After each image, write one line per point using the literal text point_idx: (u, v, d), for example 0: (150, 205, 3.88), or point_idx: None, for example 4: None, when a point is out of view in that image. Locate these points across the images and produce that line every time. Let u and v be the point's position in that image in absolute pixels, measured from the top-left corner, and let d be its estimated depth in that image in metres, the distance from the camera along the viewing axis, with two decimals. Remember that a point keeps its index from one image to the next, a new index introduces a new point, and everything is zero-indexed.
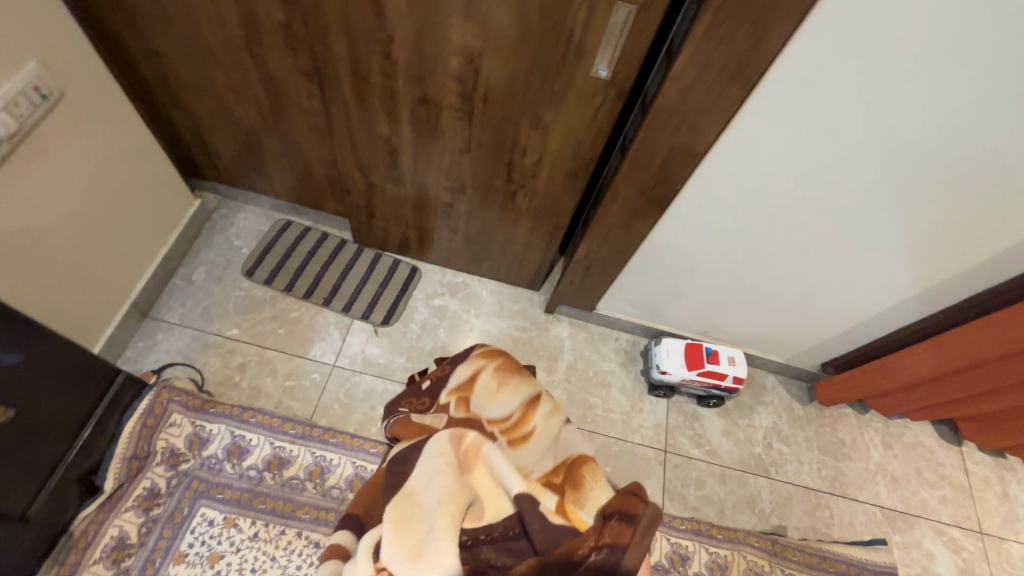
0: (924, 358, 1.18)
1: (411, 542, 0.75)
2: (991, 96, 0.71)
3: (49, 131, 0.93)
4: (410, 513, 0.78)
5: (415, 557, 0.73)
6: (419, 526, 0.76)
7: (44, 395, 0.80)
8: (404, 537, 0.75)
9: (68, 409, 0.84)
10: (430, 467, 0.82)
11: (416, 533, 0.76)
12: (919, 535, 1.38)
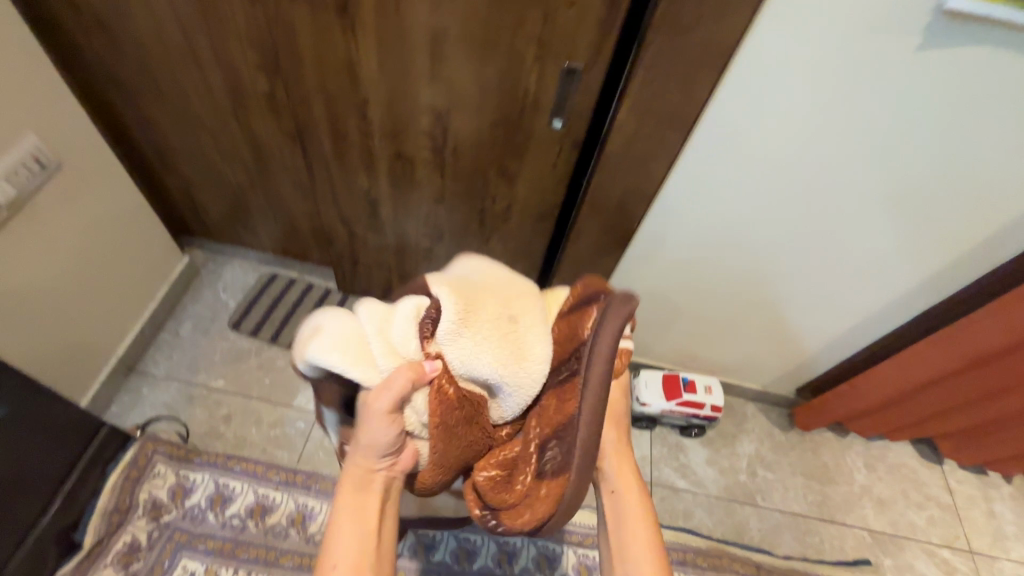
0: (894, 375, 1.21)
1: (491, 329, 0.61)
2: (897, 131, 0.80)
3: (46, 197, 0.99)
4: (486, 304, 0.62)
5: (494, 348, 0.61)
6: (497, 314, 0.62)
7: (25, 450, 0.82)
8: (477, 323, 0.61)
9: (50, 462, 0.86)
10: (485, 270, 0.69)
11: (496, 325, 0.62)
12: (911, 558, 1.38)
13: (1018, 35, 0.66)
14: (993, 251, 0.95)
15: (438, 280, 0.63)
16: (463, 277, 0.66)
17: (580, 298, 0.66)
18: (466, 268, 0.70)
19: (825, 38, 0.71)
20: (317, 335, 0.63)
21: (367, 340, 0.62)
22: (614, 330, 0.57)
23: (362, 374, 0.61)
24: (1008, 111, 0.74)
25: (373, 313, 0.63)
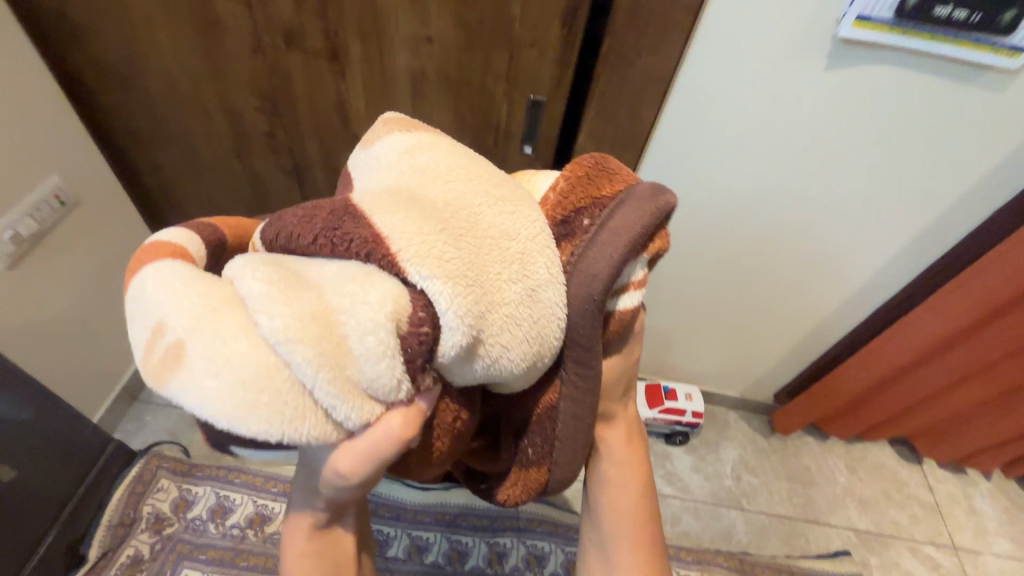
0: (860, 372, 1.28)
1: (514, 331, 0.39)
2: (822, 144, 0.91)
3: (64, 233, 1.08)
4: (498, 290, 0.38)
5: (521, 352, 0.41)
6: (520, 301, 0.39)
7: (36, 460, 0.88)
8: (496, 319, 0.38)
9: (58, 475, 0.92)
10: (466, 184, 0.40)
11: (519, 325, 0.39)
12: (896, 555, 1.41)
13: (908, 59, 0.78)
14: (926, 249, 1.04)
15: (418, 263, 0.34)
16: (453, 235, 0.37)
17: (575, 197, 0.45)
18: (434, 183, 0.39)
19: (748, 66, 0.83)
20: (201, 390, 0.33)
21: (305, 389, 0.34)
22: (618, 257, 0.42)
23: (317, 432, 0.35)
24: (915, 124, 0.85)
25: (289, 339, 0.32)
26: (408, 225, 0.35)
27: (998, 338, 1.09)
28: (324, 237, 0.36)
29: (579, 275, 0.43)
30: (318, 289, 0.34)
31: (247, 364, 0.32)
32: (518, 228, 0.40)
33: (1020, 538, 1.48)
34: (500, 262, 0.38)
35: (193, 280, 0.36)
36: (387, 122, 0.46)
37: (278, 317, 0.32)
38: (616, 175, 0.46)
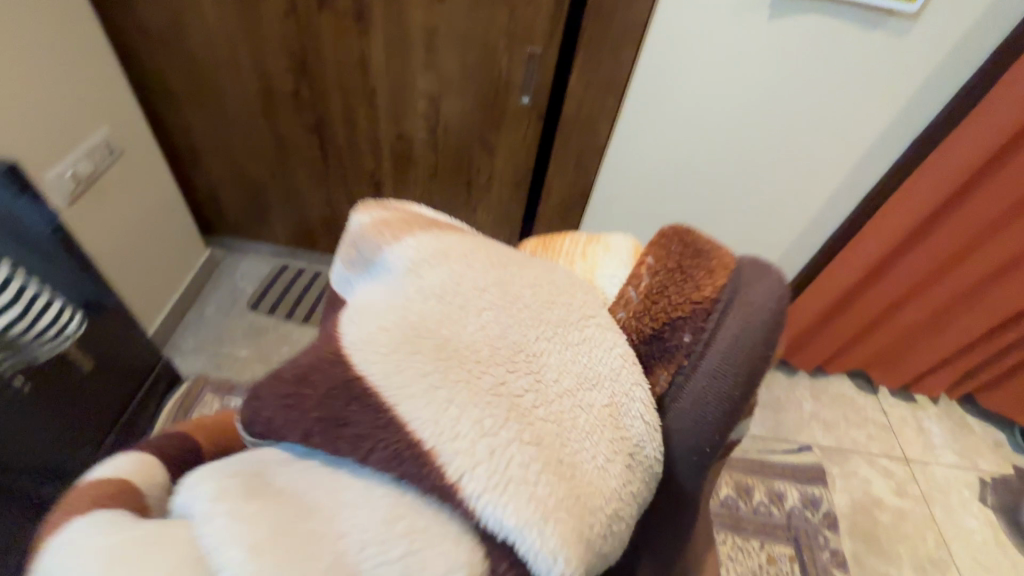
0: (815, 300, 1.46)
1: (619, 513, 0.40)
2: (770, 85, 1.10)
3: (111, 180, 1.21)
4: (587, 484, 0.37)
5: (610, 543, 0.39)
6: (619, 481, 0.39)
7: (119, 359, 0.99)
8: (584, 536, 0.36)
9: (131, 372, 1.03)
10: (511, 316, 0.40)
11: (621, 507, 0.39)
12: (856, 466, 1.58)
13: (833, 6, 0.97)
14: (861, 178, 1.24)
15: (488, 498, 0.33)
16: (531, 441, 0.35)
17: (664, 307, 0.44)
18: (455, 324, 0.38)
19: (707, 14, 1.01)
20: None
21: None
22: (724, 397, 0.41)
23: None
24: (842, 65, 1.04)
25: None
26: (462, 425, 0.34)
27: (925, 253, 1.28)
28: (348, 444, 0.35)
29: (683, 410, 0.43)
30: (324, 565, 0.30)
31: None
32: (598, 372, 0.41)
33: (964, 453, 1.66)
34: (585, 466, 0.38)
35: (123, 567, 0.31)
36: (381, 226, 0.47)
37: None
38: (709, 268, 0.44)
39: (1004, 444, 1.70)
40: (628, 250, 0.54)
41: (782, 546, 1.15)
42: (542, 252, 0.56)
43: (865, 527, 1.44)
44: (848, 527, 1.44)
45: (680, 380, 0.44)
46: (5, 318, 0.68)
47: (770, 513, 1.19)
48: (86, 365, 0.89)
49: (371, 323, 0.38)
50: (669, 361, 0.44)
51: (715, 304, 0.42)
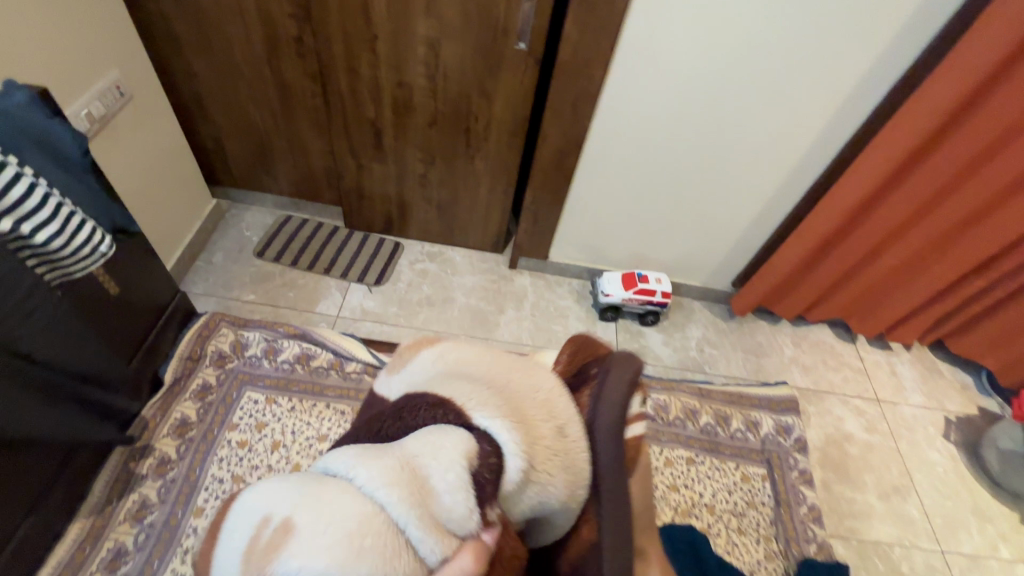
0: (796, 249, 1.52)
1: (554, 460, 0.62)
2: (757, 30, 1.15)
3: (122, 122, 1.26)
4: (535, 427, 0.63)
5: (553, 474, 0.62)
6: (552, 438, 0.63)
7: (142, 285, 1.06)
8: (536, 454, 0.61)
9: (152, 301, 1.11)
10: (496, 363, 0.71)
11: (555, 454, 0.63)
12: (830, 405, 1.69)
13: None
14: (843, 124, 1.30)
15: (480, 407, 0.63)
16: (498, 398, 0.64)
17: (583, 367, 0.74)
18: (468, 366, 0.71)
19: None
20: (312, 544, 0.50)
21: (399, 527, 0.52)
22: (618, 403, 0.67)
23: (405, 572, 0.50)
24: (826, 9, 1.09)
25: (385, 489, 0.54)
26: (468, 390, 0.65)
27: (900, 199, 1.35)
28: (405, 411, 0.66)
29: (595, 414, 0.67)
30: (397, 453, 0.58)
31: (355, 512, 0.52)
32: (541, 387, 0.68)
33: (932, 395, 1.77)
34: (532, 415, 0.65)
35: (293, 477, 0.57)
36: (414, 346, 0.79)
37: (377, 478, 0.54)
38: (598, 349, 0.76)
39: (971, 388, 1.81)
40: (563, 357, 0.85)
41: (754, 467, 1.25)
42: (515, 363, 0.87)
43: (835, 459, 1.56)
44: (818, 458, 1.55)
45: (591, 401, 0.69)
46: (44, 233, 0.73)
47: (745, 438, 1.29)
48: (113, 288, 0.97)
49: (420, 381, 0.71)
50: (586, 390, 0.70)
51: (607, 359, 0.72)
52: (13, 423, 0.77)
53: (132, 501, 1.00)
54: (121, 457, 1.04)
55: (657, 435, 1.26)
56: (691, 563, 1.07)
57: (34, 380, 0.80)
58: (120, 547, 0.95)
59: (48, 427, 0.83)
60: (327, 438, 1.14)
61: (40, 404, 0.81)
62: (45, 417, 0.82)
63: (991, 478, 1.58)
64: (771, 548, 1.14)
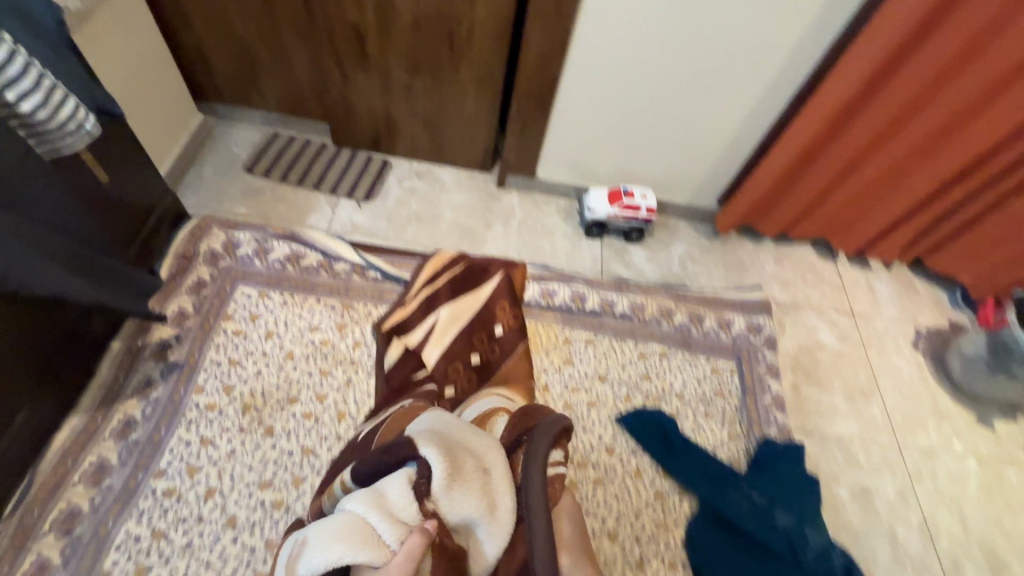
0: (779, 161, 1.54)
1: (472, 494, 0.66)
2: None
3: (103, 20, 1.24)
4: (462, 462, 0.69)
5: (472, 500, 0.66)
6: (473, 476, 0.68)
7: (130, 179, 1.09)
8: (457, 482, 0.66)
9: (142, 197, 1.14)
10: (449, 421, 0.78)
11: (473, 483, 0.67)
12: (806, 317, 1.75)
13: None
14: (828, 24, 1.29)
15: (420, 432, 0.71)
16: (432, 432, 0.72)
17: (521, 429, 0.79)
18: (434, 420, 0.79)
19: None
20: (314, 541, 0.62)
21: (365, 519, 0.63)
22: (539, 468, 0.68)
23: (373, 553, 0.60)
24: None
25: (356, 497, 0.65)
26: (424, 429, 0.75)
27: (883, 105, 1.36)
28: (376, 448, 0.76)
29: (528, 476, 0.68)
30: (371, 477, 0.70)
31: (339, 515, 0.64)
32: (474, 442, 0.73)
33: (906, 309, 1.84)
34: (462, 454, 0.70)
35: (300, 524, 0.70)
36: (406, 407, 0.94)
37: (351, 494, 0.67)
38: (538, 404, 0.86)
39: (944, 302, 1.87)
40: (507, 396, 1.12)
41: (724, 361, 1.32)
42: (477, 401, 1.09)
43: (806, 364, 1.63)
44: (791, 363, 1.62)
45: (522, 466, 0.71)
46: (28, 103, 0.75)
47: (717, 336, 1.35)
48: (104, 177, 1.01)
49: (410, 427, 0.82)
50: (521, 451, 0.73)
51: (546, 427, 0.74)
52: (37, 278, 0.81)
53: (138, 379, 1.07)
54: (131, 329, 1.12)
55: (632, 332, 1.33)
56: (658, 438, 1.16)
57: (54, 245, 0.84)
58: (129, 418, 1.03)
59: (74, 289, 0.88)
60: (318, 328, 1.20)
61: (61, 266, 0.85)
62: (68, 280, 0.86)
63: (953, 381, 1.67)
64: (734, 430, 1.22)
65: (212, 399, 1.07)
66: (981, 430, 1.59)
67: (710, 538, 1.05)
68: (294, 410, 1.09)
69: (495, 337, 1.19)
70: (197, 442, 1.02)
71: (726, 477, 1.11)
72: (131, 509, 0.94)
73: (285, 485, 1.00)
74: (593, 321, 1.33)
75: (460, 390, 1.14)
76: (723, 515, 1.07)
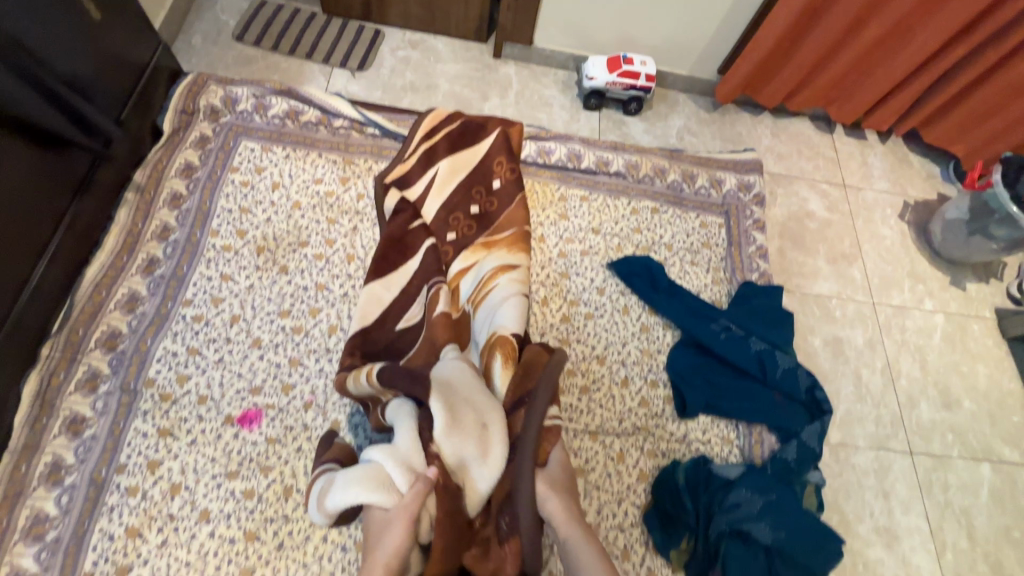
0: (781, 21, 1.49)
1: (469, 443, 0.86)
2: None
3: None
4: (464, 417, 0.87)
5: (466, 449, 0.86)
6: (473, 428, 0.87)
7: (120, 27, 1.09)
8: (461, 432, 0.86)
9: (135, 49, 1.14)
10: (463, 368, 0.96)
11: (471, 435, 0.87)
12: (798, 189, 1.78)
13: None
14: None
15: (437, 383, 0.90)
16: (441, 386, 0.90)
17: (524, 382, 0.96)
18: (450, 364, 0.97)
19: None
20: (339, 485, 0.84)
21: (381, 467, 0.85)
22: (535, 426, 0.87)
23: (387, 495, 0.82)
24: None
25: (373, 451, 0.87)
26: (439, 376, 0.93)
27: None
28: (400, 378, 0.92)
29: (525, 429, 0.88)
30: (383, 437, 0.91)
31: (361, 465, 0.86)
32: (478, 396, 0.92)
33: (897, 182, 1.87)
34: (464, 410, 0.88)
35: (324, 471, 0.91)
36: (432, 295, 1.08)
37: (369, 450, 0.88)
38: (540, 347, 1.02)
39: (936, 177, 1.90)
40: (508, 254, 1.17)
41: (713, 217, 1.38)
42: (484, 247, 1.19)
43: (793, 231, 1.70)
44: (778, 231, 1.68)
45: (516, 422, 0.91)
46: None
47: (708, 194, 1.40)
48: (93, 13, 1.01)
49: (450, 356, 1.00)
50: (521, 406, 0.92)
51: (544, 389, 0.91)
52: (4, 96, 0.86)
53: (155, 224, 1.14)
54: (141, 180, 1.17)
55: (626, 190, 1.37)
56: (646, 281, 1.25)
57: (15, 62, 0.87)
58: (152, 257, 1.11)
59: (34, 110, 0.92)
60: (323, 180, 1.25)
61: (29, 93, 0.90)
62: (36, 106, 0.92)
63: (933, 249, 1.75)
64: (718, 276, 1.31)
65: (228, 241, 1.15)
66: (953, 291, 1.69)
67: (689, 361, 1.17)
68: (305, 252, 1.16)
69: (493, 190, 1.25)
70: (218, 278, 1.11)
71: (707, 312, 1.21)
72: (166, 331, 1.04)
73: (303, 314, 1.10)
74: (588, 179, 1.37)
75: (461, 236, 1.21)
76: (702, 343, 1.18)
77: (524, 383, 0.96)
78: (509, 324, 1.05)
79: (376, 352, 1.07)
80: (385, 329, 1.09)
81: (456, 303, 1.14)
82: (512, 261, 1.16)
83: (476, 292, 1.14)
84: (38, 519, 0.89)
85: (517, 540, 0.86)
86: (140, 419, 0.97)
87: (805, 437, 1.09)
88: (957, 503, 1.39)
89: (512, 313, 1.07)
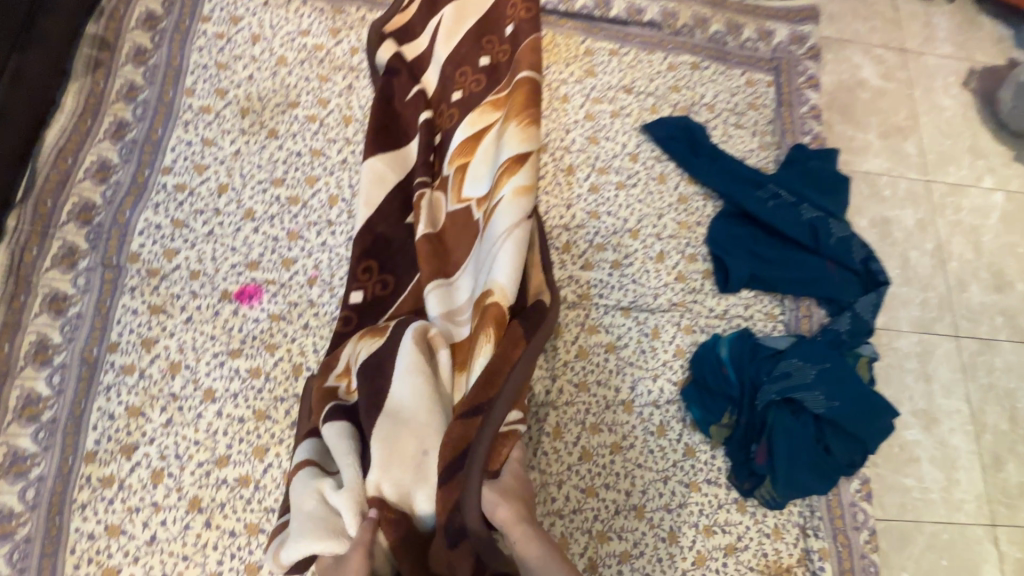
0: None
1: (412, 477, 0.72)
2: None
3: None
4: (405, 447, 0.72)
5: (407, 484, 0.71)
6: (417, 456, 0.73)
7: None
8: (397, 464, 0.71)
9: None
10: (419, 374, 0.76)
11: (413, 470, 0.72)
12: (850, 55, 1.56)
13: None
14: None
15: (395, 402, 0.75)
16: (388, 409, 0.75)
17: (493, 376, 0.76)
18: (402, 361, 0.77)
19: None
20: (288, 536, 0.68)
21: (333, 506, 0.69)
22: (486, 442, 0.72)
23: (342, 540, 0.67)
24: None
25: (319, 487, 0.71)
26: (392, 388, 0.76)
27: None
28: (363, 378, 0.78)
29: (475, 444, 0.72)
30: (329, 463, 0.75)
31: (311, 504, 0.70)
32: (427, 418, 0.75)
33: (963, 46, 1.64)
34: (406, 437, 0.73)
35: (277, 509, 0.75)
36: (422, 194, 0.93)
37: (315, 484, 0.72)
38: (519, 332, 0.80)
39: (1009, 40, 1.66)
40: (518, 136, 0.89)
41: (761, 74, 1.20)
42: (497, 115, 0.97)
43: (843, 103, 1.51)
44: (826, 102, 1.50)
45: (458, 436, 0.72)
46: None
47: (755, 48, 1.21)
48: None
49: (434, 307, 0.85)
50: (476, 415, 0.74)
51: (497, 395, 0.75)
52: None
53: (120, 83, 0.98)
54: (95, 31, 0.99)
55: (662, 43, 1.18)
56: (685, 144, 1.10)
57: None
58: (121, 120, 0.96)
59: None
60: (309, 33, 1.07)
61: None
62: None
63: (999, 121, 1.55)
64: (765, 141, 1.15)
65: (207, 102, 1.00)
66: (1017, 167, 1.52)
67: (732, 233, 1.04)
68: (296, 114, 1.01)
69: (505, 37, 1.03)
70: (200, 143, 0.97)
71: (755, 178, 1.07)
72: (147, 200, 0.93)
73: (299, 183, 0.97)
74: (618, 31, 1.18)
75: (468, 94, 1.02)
76: (748, 212, 1.05)
77: (484, 384, 0.75)
78: (515, 282, 0.80)
79: (387, 253, 0.93)
80: (393, 223, 0.94)
81: (461, 194, 0.94)
82: (526, 145, 0.88)
83: (487, 180, 0.93)
84: (30, 399, 0.82)
85: (469, 541, 0.70)
86: (128, 295, 0.88)
87: (859, 309, 0.99)
88: (1002, 386, 1.32)
89: (520, 263, 0.81)
